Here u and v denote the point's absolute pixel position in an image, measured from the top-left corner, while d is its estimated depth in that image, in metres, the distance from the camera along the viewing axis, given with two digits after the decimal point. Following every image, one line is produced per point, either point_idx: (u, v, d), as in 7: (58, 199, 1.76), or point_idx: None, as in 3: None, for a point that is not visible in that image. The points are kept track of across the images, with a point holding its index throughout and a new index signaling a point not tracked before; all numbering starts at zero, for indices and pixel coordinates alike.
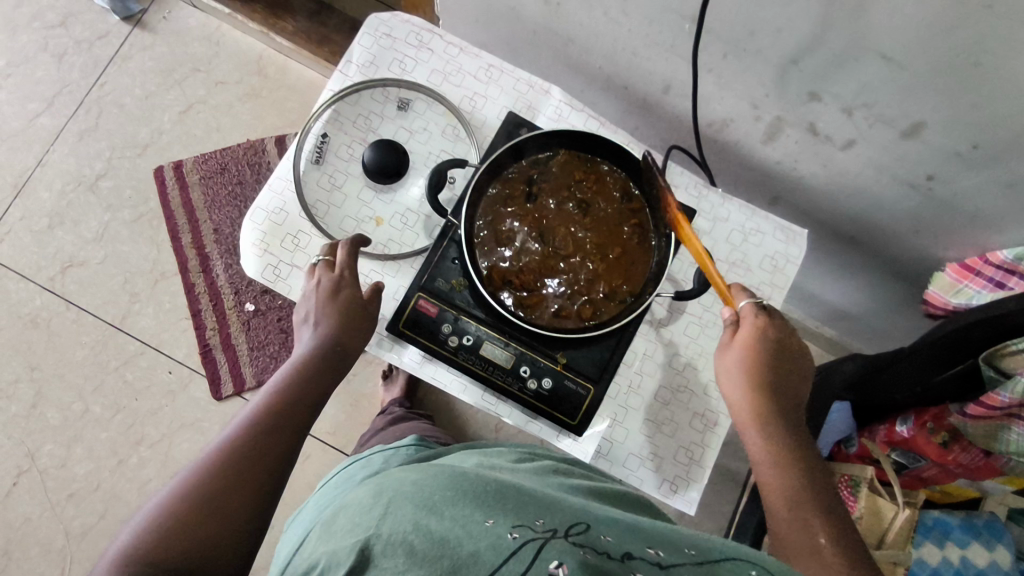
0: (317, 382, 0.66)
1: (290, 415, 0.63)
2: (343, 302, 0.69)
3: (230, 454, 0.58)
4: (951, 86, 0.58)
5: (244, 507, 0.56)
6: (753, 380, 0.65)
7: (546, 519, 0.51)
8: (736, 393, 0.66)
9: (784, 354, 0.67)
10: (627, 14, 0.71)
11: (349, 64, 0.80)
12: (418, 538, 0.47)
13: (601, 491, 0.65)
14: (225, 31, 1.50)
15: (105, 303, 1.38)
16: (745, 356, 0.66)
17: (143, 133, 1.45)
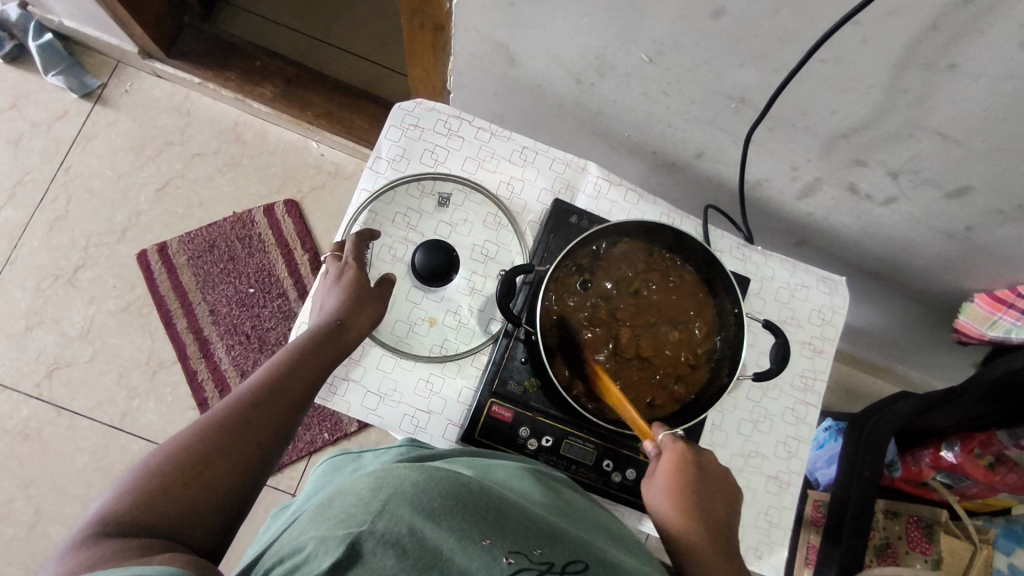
0: (319, 358, 0.61)
1: (290, 390, 0.58)
2: (349, 287, 0.66)
3: (228, 418, 0.54)
4: (1007, 158, 0.60)
5: (232, 476, 0.52)
6: (678, 506, 0.59)
7: (544, 551, 0.46)
8: (661, 517, 0.60)
9: (708, 484, 0.60)
10: (669, 94, 0.71)
11: (378, 160, 0.77)
12: (413, 543, 0.41)
13: (592, 515, 0.59)
14: (194, 99, 1.42)
15: (100, 404, 1.29)
16: (667, 481, 0.60)
17: (120, 217, 1.37)
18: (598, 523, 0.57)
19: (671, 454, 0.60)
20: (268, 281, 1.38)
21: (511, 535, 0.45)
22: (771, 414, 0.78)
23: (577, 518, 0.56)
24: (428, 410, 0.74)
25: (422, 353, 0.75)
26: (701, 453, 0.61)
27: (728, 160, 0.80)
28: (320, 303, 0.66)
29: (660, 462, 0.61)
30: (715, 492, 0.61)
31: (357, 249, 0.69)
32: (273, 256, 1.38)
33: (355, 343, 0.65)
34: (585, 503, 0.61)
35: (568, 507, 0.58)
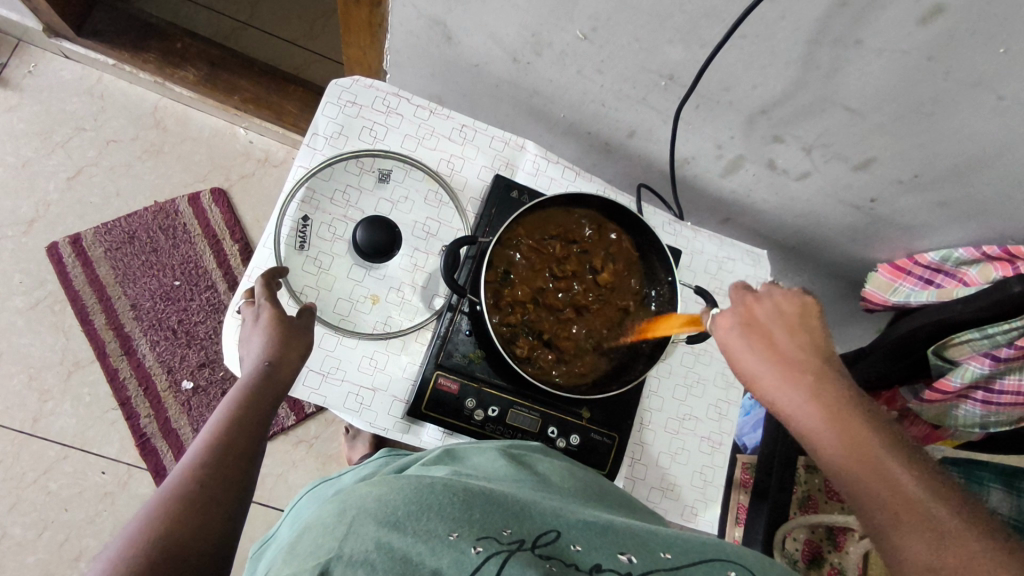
0: (263, 400, 0.59)
1: (240, 438, 0.56)
2: (271, 323, 0.63)
3: (182, 487, 0.51)
4: (904, 130, 0.66)
5: (198, 546, 0.49)
6: (772, 360, 0.54)
7: (514, 530, 0.47)
8: (764, 377, 0.54)
9: (787, 319, 0.56)
10: (603, 72, 0.74)
11: (316, 137, 0.76)
12: (383, 558, 0.41)
13: (581, 484, 0.61)
14: (108, 83, 1.34)
15: (9, 409, 1.20)
16: (748, 336, 0.56)
17: (27, 208, 1.28)
18: (583, 487, 0.60)
19: (732, 320, 0.57)
20: (195, 272, 1.31)
21: (478, 521, 0.46)
22: (702, 378, 0.83)
23: (557, 489, 0.58)
24: (372, 388, 0.74)
25: (365, 330, 0.74)
26: (762, 301, 0.57)
27: (658, 139, 0.84)
28: (246, 349, 0.63)
29: (727, 328, 0.57)
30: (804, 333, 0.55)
31: (267, 287, 0.66)
32: (200, 247, 1.32)
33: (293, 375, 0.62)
34: (568, 468, 0.63)
35: (548, 480, 0.59)
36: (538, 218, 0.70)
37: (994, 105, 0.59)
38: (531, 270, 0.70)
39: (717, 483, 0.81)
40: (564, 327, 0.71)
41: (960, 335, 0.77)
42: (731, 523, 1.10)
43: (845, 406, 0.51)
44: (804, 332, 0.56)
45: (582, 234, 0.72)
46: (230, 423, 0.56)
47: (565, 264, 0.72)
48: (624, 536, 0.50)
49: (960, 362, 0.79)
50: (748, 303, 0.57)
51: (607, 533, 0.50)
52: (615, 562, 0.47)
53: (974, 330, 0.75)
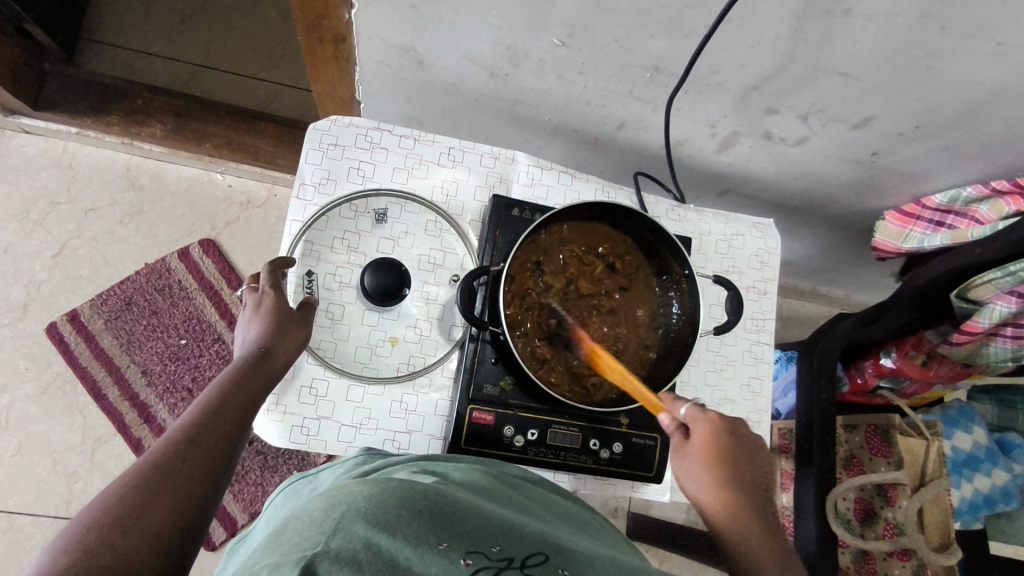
0: (250, 385, 0.57)
1: (227, 418, 0.54)
2: (271, 313, 0.63)
3: (164, 454, 0.49)
4: (901, 87, 0.65)
5: (171, 517, 0.46)
6: (712, 473, 0.61)
7: (501, 548, 0.46)
8: (706, 499, 0.61)
9: (740, 448, 0.63)
10: (585, 73, 0.72)
11: (304, 187, 0.74)
12: (370, 558, 0.39)
13: (553, 507, 0.60)
14: (74, 150, 1.31)
15: (41, 497, 1.19)
16: (695, 451, 0.62)
17: (17, 292, 1.25)
18: (552, 512, 0.59)
19: (700, 428, 0.63)
20: (199, 327, 1.30)
21: (467, 536, 0.45)
22: (731, 361, 0.82)
23: (534, 512, 0.57)
24: (408, 430, 0.73)
25: (390, 374, 0.73)
26: (729, 424, 0.64)
27: (648, 127, 0.82)
28: (244, 332, 0.63)
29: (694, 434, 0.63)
30: (746, 457, 0.63)
31: (272, 277, 0.66)
32: (199, 301, 1.30)
33: (283, 369, 0.61)
34: (539, 496, 0.61)
35: (524, 502, 0.58)
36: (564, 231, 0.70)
37: (993, 51, 0.57)
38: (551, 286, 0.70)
39: None
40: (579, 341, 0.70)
41: (984, 276, 0.76)
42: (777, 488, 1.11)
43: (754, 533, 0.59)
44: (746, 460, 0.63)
45: (594, 241, 0.73)
46: (217, 400, 0.54)
47: (584, 267, 0.71)
48: (602, 568, 0.49)
49: (985, 302, 0.79)
50: (715, 425, 0.63)
51: (581, 560, 0.49)
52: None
53: (995, 271, 0.75)
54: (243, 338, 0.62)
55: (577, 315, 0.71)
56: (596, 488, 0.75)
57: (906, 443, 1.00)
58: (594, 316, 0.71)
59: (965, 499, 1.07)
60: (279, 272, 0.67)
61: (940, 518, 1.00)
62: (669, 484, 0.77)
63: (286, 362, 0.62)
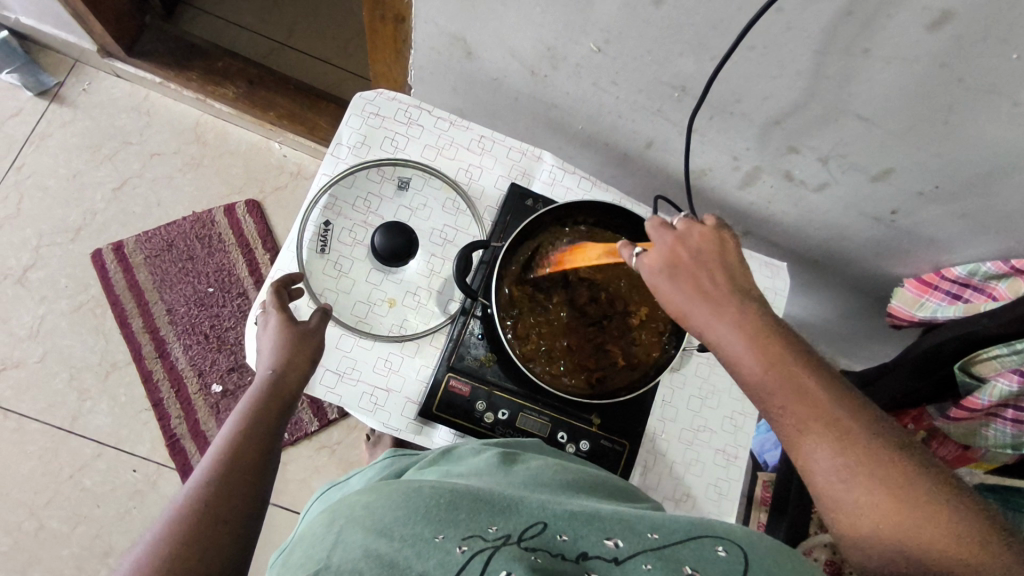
0: (266, 414, 0.61)
1: (245, 455, 0.57)
2: (280, 329, 0.66)
3: (189, 507, 0.52)
4: (919, 141, 0.66)
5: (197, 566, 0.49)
6: (706, 303, 0.55)
7: (500, 526, 0.46)
8: (729, 340, 0.53)
9: (705, 245, 0.57)
10: (618, 84, 0.75)
11: (339, 147, 0.79)
12: (367, 562, 0.41)
13: (574, 474, 0.60)
14: (154, 99, 1.42)
15: (50, 407, 1.26)
16: (678, 281, 0.56)
17: (75, 216, 1.35)
18: (575, 480, 0.59)
19: (656, 257, 0.57)
20: (228, 280, 1.37)
21: (464, 521, 0.45)
22: (717, 390, 0.82)
23: (546, 483, 0.56)
24: (387, 388, 0.75)
25: (381, 333, 0.76)
26: (689, 237, 0.58)
27: (674, 150, 0.85)
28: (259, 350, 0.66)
29: (654, 267, 0.57)
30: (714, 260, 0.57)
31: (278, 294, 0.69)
32: (233, 255, 1.37)
33: (298, 388, 0.64)
34: (560, 465, 0.62)
35: (535, 472, 0.59)
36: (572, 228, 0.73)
37: (1010, 112, 0.58)
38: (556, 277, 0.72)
39: (731, 496, 0.79)
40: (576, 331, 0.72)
41: (989, 350, 0.75)
42: None
43: (767, 342, 0.53)
44: (731, 268, 0.57)
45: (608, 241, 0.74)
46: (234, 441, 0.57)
47: (582, 263, 0.72)
48: (610, 522, 0.48)
49: (989, 380, 0.76)
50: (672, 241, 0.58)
51: (592, 517, 0.49)
52: (601, 548, 0.46)
53: (1002, 346, 0.73)
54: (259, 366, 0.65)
55: (572, 309, 0.72)
56: None
57: None
58: (589, 312, 0.72)
59: None
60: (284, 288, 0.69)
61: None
62: None
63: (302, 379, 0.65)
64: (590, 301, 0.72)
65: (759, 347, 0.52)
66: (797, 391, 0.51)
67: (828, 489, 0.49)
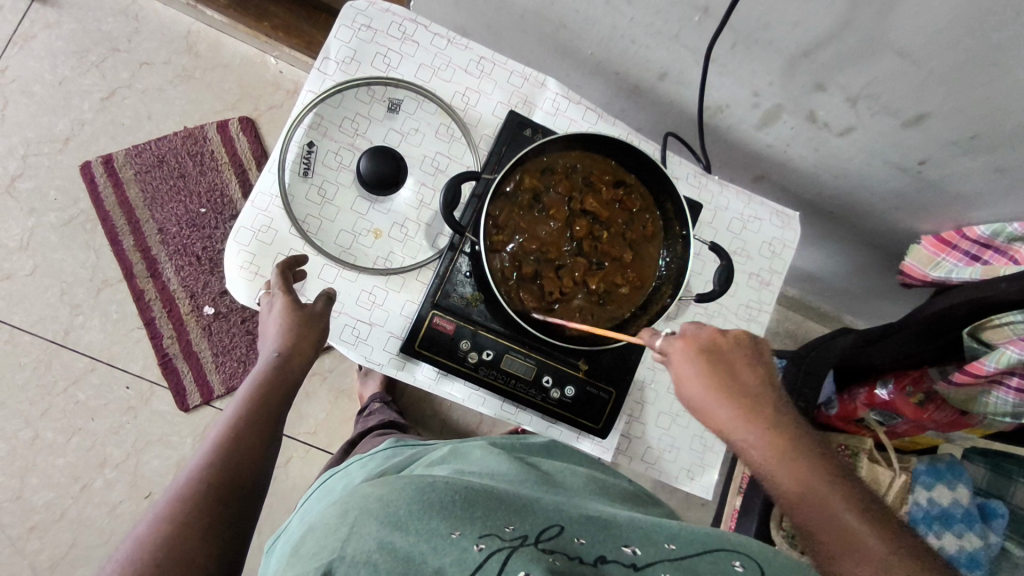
0: (268, 405, 0.64)
1: (245, 442, 0.61)
2: (284, 315, 0.66)
3: (194, 487, 0.56)
4: (961, 83, 0.60)
5: (203, 547, 0.53)
6: (737, 411, 0.57)
7: (516, 526, 0.47)
8: (753, 444, 0.57)
9: (736, 355, 0.59)
10: (633, 3, 0.68)
11: (327, 61, 0.73)
12: (382, 557, 0.43)
13: (588, 486, 0.63)
14: (143, 3, 1.33)
15: (42, 320, 1.25)
16: (707, 388, 0.57)
17: (62, 125, 1.30)
18: (587, 491, 0.62)
19: (678, 356, 0.58)
20: (220, 201, 1.33)
21: (481, 519, 0.46)
22: None
23: (556, 491, 0.58)
24: (370, 322, 0.72)
25: (366, 264, 0.73)
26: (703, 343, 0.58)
27: (689, 83, 0.78)
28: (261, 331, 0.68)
29: (688, 370, 0.58)
30: (743, 366, 0.59)
31: (284, 278, 0.67)
32: (226, 175, 1.33)
33: (301, 369, 0.68)
34: (567, 471, 0.65)
35: (541, 480, 0.61)
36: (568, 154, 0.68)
37: None
38: (553, 213, 0.68)
39: (716, 448, 0.78)
40: (572, 273, 0.68)
41: (1004, 316, 0.71)
42: (734, 491, 1.06)
43: (796, 452, 0.56)
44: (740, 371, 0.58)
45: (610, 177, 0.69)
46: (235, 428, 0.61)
47: (587, 195, 0.68)
48: (626, 534, 0.50)
49: (996, 346, 0.73)
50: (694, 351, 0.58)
51: (606, 528, 0.50)
52: (618, 553, 0.47)
53: (1015, 313, 0.69)
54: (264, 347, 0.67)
55: (573, 246, 0.68)
56: (539, 428, 0.74)
57: (870, 468, 0.99)
58: (590, 251, 0.69)
59: None
60: (290, 271, 0.68)
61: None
62: (616, 444, 0.75)
63: (302, 365, 0.68)
64: (589, 239, 0.68)
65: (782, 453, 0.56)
66: (818, 508, 0.55)
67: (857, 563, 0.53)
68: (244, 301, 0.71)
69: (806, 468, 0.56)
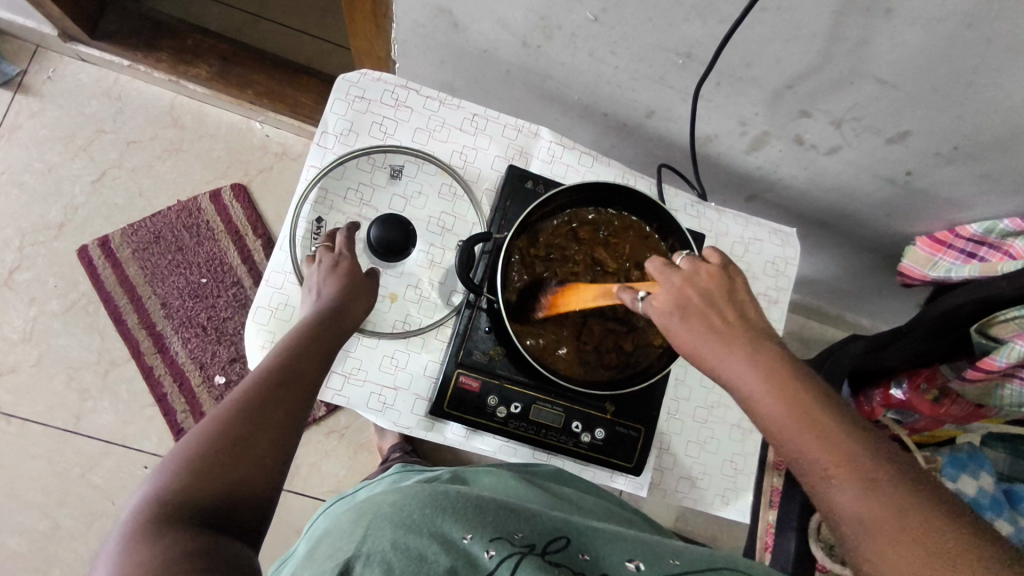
0: (326, 335, 0.61)
1: (304, 364, 0.58)
2: (344, 275, 0.67)
3: (247, 401, 0.53)
4: (940, 102, 0.62)
5: (256, 465, 0.50)
6: (717, 338, 0.55)
7: (523, 534, 0.52)
8: (750, 384, 0.53)
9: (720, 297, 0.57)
10: (616, 53, 0.71)
11: (326, 136, 0.75)
12: (398, 556, 0.45)
13: (579, 502, 0.68)
14: (125, 83, 1.35)
15: (52, 409, 1.24)
16: (688, 323, 0.55)
17: (55, 212, 1.31)
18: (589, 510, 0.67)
19: (677, 276, 0.57)
20: (220, 269, 1.33)
21: (492, 526, 0.51)
22: None
23: (558, 507, 0.64)
24: (395, 386, 0.73)
25: (385, 330, 0.74)
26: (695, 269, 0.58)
27: (677, 118, 0.81)
28: (315, 281, 0.66)
29: (662, 313, 0.56)
30: (737, 291, 0.58)
31: (348, 241, 0.70)
32: (223, 243, 1.34)
33: (357, 321, 0.65)
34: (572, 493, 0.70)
35: (546, 494, 0.66)
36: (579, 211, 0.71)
37: None
38: (562, 263, 0.70)
39: (746, 471, 0.79)
40: (575, 319, 0.69)
41: (1008, 312, 0.72)
42: (764, 507, 1.05)
43: (792, 387, 0.52)
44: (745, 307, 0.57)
45: (618, 228, 0.71)
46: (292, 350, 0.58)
47: (594, 248, 0.71)
48: (632, 549, 0.56)
49: (1006, 341, 0.74)
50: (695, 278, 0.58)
51: (613, 544, 0.56)
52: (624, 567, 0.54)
53: (1021, 308, 0.71)
54: (321, 290, 0.66)
55: (581, 303, 0.69)
56: (573, 471, 0.75)
57: None
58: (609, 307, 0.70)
59: None
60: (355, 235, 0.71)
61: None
62: (648, 479, 0.76)
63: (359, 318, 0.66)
64: (598, 294, 0.69)
65: (767, 373, 0.53)
66: (821, 441, 0.49)
67: (849, 526, 0.48)
68: None
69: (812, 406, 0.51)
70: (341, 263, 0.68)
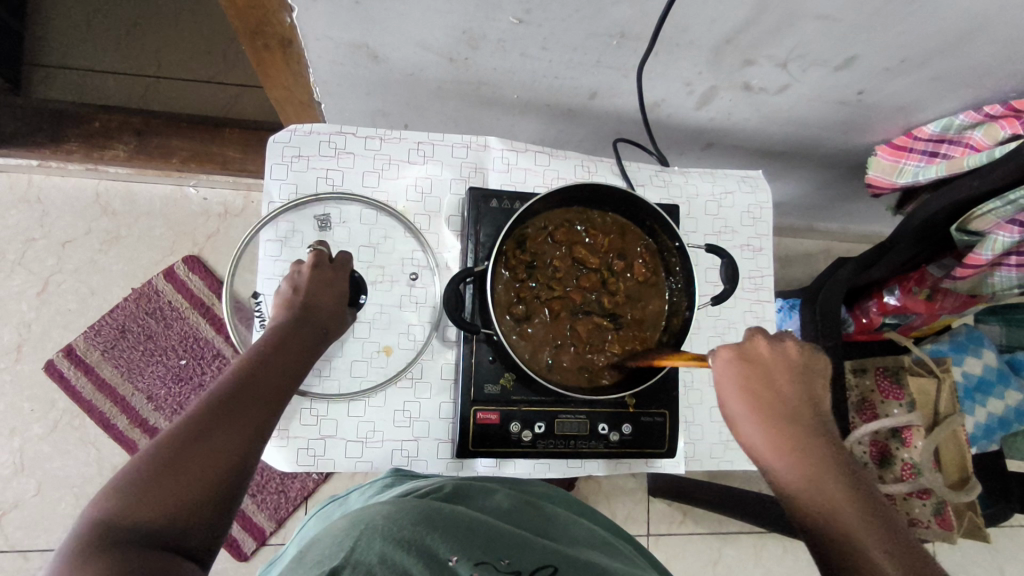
0: (298, 342, 0.59)
1: (276, 372, 0.55)
2: (322, 286, 0.64)
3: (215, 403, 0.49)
4: (882, 23, 0.61)
5: (219, 468, 0.46)
6: (748, 402, 0.53)
7: (512, 560, 0.49)
8: (755, 443, 0.52)
9: (773, 370, 0.54)
10: (548, 48, 0.68)
11: (273, 206, 0.71)
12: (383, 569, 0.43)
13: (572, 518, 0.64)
14: (40, 183, 1.27)
15: None
16: (736, 378, 0.54)
17: (9, 336, 1.24)
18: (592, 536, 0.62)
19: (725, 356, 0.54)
20: (197, 346, 1.29)
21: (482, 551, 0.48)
22: (733, 323, 0.81)
23: (551, 532, 0.59)
24: (414, 438, 0.71)
25: (389, 384, 0.72)
26: (751, 348, 0.55)
27: (622, 93, 0.78)
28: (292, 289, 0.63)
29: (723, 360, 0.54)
30: (787, 376, 0.54)
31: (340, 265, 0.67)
32: (193, 320, 1.29)
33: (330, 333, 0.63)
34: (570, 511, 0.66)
35: (543, 511, 0.63)
36: (558, 213, 0.68)
37: None
38: (553, 268, 0.68)
39: None
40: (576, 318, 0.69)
41: (983, 207, 0.73)
42: None
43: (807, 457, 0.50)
44: (803, 393, 0.54)
45: (599, 223, 0.70)
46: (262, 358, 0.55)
47: (575, 246, 0.69)
48: None
49: (986, 234, 0.76)
50: (741, 360, 0.54)
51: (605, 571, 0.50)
52: None
53: (995, 201, 0.72)
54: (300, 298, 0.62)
55: (576, 301, 0.69)
56: (609, 468, 0.75)
57: (916, 382, 0.98)
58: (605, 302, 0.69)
59: (979, 424, 1.06)
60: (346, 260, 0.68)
61: (956, 451, 0.97)
62: (683, 455, 0.77)
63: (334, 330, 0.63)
64: (593, 289, 0.69)
65: (778, 439, 0.51)
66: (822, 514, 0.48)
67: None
68: (277, 460, 0.69)
69: (821, 475, 0.49)
70: (335, 266, 0.66)
